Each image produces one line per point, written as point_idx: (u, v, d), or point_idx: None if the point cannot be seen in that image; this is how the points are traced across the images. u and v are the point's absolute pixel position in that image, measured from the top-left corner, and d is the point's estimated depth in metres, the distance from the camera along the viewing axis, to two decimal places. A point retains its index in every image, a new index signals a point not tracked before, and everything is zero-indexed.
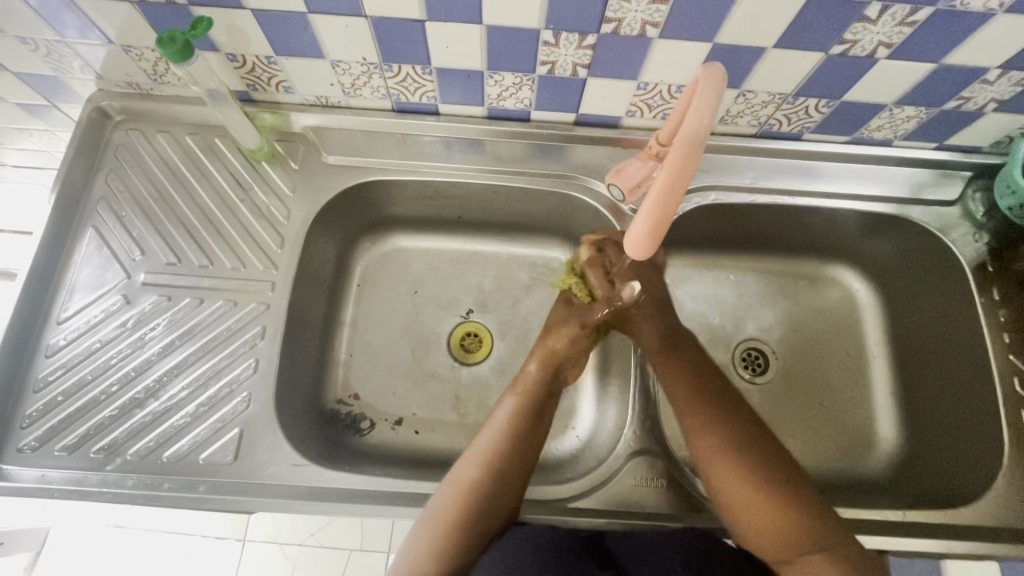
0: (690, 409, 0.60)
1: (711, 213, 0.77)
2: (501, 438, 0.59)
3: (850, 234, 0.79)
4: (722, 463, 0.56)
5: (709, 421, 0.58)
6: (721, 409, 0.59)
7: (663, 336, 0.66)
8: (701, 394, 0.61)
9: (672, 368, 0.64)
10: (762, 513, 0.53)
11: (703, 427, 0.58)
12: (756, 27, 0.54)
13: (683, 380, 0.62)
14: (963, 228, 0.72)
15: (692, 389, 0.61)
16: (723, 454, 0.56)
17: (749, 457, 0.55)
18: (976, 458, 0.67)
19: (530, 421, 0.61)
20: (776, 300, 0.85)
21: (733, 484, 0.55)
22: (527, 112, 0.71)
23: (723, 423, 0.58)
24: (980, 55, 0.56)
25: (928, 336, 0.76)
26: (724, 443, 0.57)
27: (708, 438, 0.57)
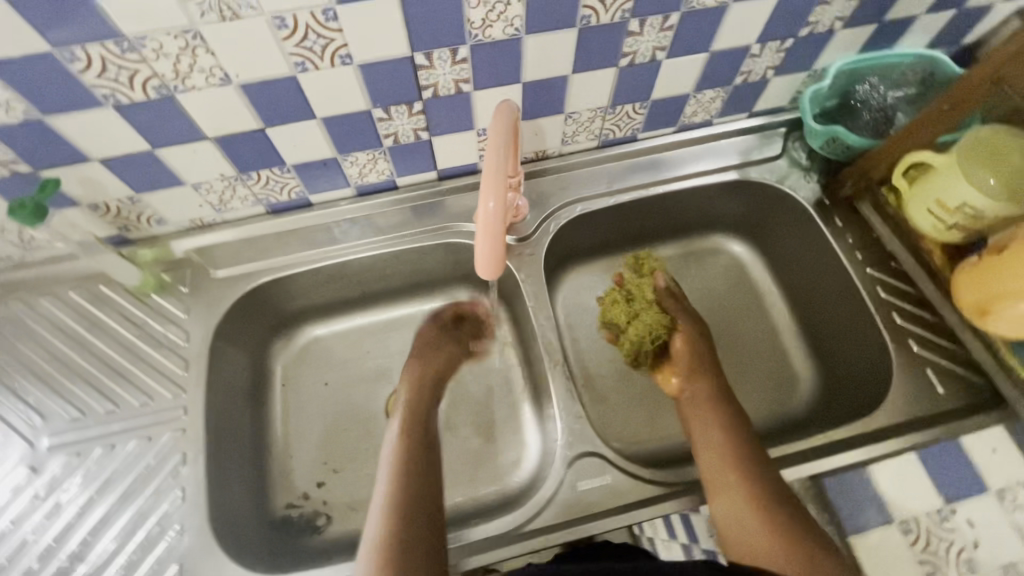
0: (712, 443, 0.61)
1: (586, 222, 0.84)
2: (402, 449, 0.59)
3: (712, 206, 0.88)
4: (741, 499, 0.56)
5: (729, 460, 0.58)
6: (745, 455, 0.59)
7: (697, 385, 0.68)
8: (733, 436, 0.61)
9: (702, 410, 0.65)
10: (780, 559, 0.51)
11: (726, 464, 0.58)
12: (550, 62, 0.63)
13: (715, 420, 0.63)
14: (796, 174, 0.82)
15: (720, 430, 0.61)
16: (744, 493, 0.56)
17: (771, 499, 0.55)
18: (873, 366, 0.73)
19: (408, 443, 0.60)
20: (675, 282, 0.92)
21: (752, 521, 0.54)
22: (392, 180, 0.77)
23: (740, 448, 0.59)
24: (737, 36, 0.66)
25: (805, 272, 0.84)
26: (748, 483, 0.57)
27: (723, 470, 0.58)
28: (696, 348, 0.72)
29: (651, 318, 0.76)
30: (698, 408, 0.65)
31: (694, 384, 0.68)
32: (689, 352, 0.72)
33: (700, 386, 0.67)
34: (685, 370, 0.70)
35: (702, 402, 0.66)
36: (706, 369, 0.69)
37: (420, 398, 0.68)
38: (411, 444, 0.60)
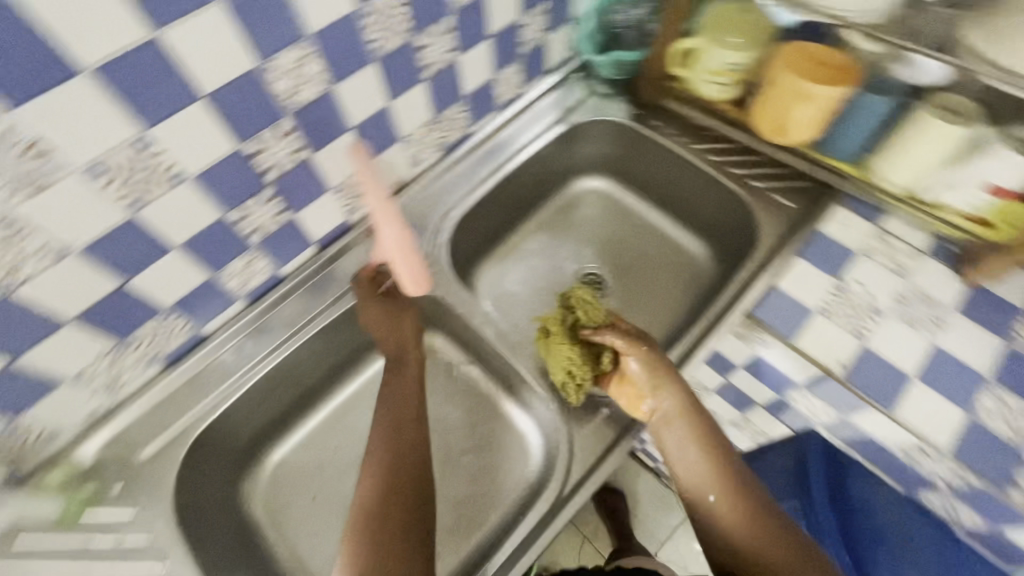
0: (689, 460, 0.64)
1: (467, 222, 0.89)
2: (371, 481, 0.61)
3: (558, 159, 0.98)
4: (736, 528, 0.60)
5: (708, 474, 0.62)
6: (717, 465, 0.63)
7: (674, 408, 0.65)
8: (718, 462, 0.63)
9: (682, 437, 0.64)
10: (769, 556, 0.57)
11: (717, 495, 0.62)
12: (367, 100, 0.67)
13: (686, 434, 0.65)
14: (604, 104, 0.95)
15: (706, 459, 0.63)
16: (739, 519, 0.60)
17: (760, 520, 0.60)
18: (736, 214, 0.88)
19: (376, 467, 0.62)
20: (564, 235, 1.02)
21: (749, 548, 0.58)
22: (277, 272, 0.75)
23: (714, 459, 0.63)
24: (505, 15, 0.75)
25: (653, 174, 0.98)
26: (742, 510, 0.60)
27: (703, 483, 0.62)
28: (653, 368, 0.67)
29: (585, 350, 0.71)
30: (680, 437, 0.65)
31: (667, 406, 0.65)
32: (651, 374, 0.67)
33: (676, 411, 0.65)
34: (651, 393, 0.67)
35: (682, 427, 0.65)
36: (676, 388, 0.66)
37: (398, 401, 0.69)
38: (377, 464, 0.62)
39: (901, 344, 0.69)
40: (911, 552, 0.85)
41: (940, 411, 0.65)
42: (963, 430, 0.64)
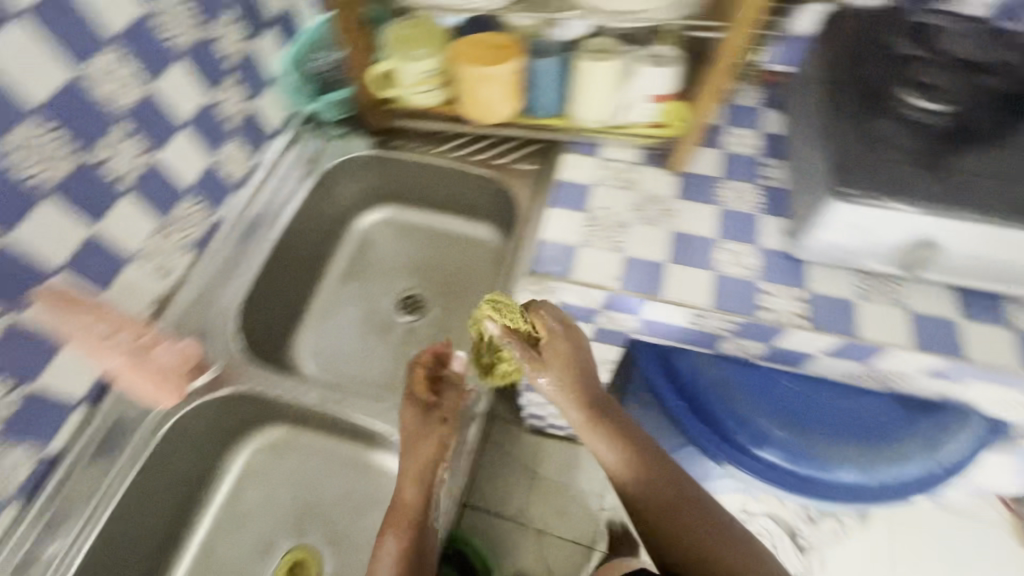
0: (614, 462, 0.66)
1: (256, 303, 0.87)
2: None
3: (325, 210, 1.02)
4: (663, 518, 0.63)
5: (631, 474, 0.65)
6: (638, 464, 0.65)
7: (576, 409, 0.67)
8: (634, 452, 0.66)
9: (596, 438, 0.66)
10: (690, 541, 0.61)
11: (638, 486, 0.64)
12: (62, 235, 0.62)
13: (604, 440, 0.66)
14: (343, 143, 0.99)
15: (622, 452, 0.65)
16: (660, 503, 0.63)
17: (677, 502, 0.63)
18: (492, 195, 1.00)
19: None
20: (365, 273, 1.06)
21: (672, 538, 0.62)
22: (47, 451, 0.67)
23: (634, 459, 0.65)
24: (189, 101, 0.75)
25: (416, 188, 1.06)
26: (661, 493, 0.64)
27: (626, 482, 0.65)
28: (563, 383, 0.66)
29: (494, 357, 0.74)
30: (595, 434, 0.66)
31: (576, 407, 0.67)
32: (558, 374, 0.67)
33: (583, 413, 0.67)
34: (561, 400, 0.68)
35: (593, 424, 0.66)
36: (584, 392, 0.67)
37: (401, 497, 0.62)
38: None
39: (650, 242, 0.82)
40: (725, 383, 0.90)
41: (695, 279, 0.78)
42: (715, 284, 0.78)
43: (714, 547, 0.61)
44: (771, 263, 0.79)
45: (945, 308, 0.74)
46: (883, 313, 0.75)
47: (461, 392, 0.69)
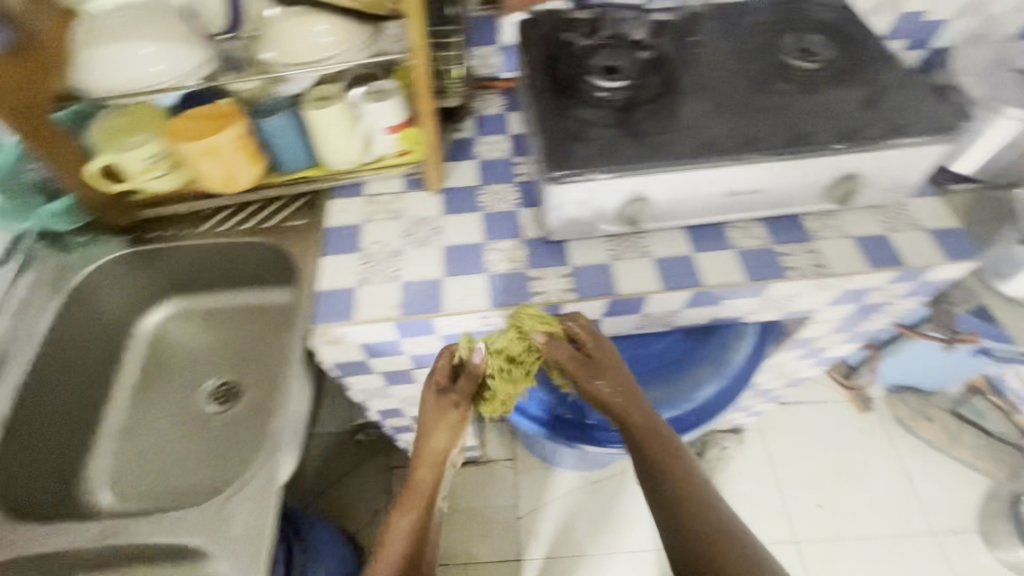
0: (646, 439, 0.72)
1: (14, 452, 0.79)
2: (408, 532, 0.71)
3: (92, 326, 0.93)
4: (669, 487, 0.69)
5: (659, 449, 0.71)
6: (665, 446, 0.72)
7: (624, 412, 0.73)
8: (654, 431, 0.73)
9: (635, 423, 0.73)
10: (688, 521, 0.66)
11: (657, 476, 0.70)
12: None
13: (643, 423, 0.73)
14: (89, 251, 0.91)
15: (650, 442, 0.72)
16: (688, 491, 0.69)
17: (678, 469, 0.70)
18: (274, 253, 0.94)
19: (403, 516, 0.72)
20: (161, 374, 1.00)
21: (686, 511, 0.67)
22: None
23: (666, 445, 0.72)
24: None
25: (194, 269, 0.98)
26: (681, 487, 0.69)
27: (642, 458, 0.71)
28: (617, 361, 0.76)
29: (492, 359, 0.76)
30: (613, 395, 0.73)
31: (605, 396, 0.73)
32: (607, 361, 0.75)
33: (616, 394, 0.73)
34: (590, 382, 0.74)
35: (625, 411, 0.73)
36: (642, 407, 0.74)
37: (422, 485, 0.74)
38: (405, 522, 0.72)
39: (424, 264, 0.85)
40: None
41: (471, 286, 0.83)
42: (489, 286, 0.83)
43: (702, 522, 0.66)
44: (534, 251, 0.85)
45: (679, 248, 0.85)
46: (633, 267, 0.84)
47: (477, 380, 0.77)
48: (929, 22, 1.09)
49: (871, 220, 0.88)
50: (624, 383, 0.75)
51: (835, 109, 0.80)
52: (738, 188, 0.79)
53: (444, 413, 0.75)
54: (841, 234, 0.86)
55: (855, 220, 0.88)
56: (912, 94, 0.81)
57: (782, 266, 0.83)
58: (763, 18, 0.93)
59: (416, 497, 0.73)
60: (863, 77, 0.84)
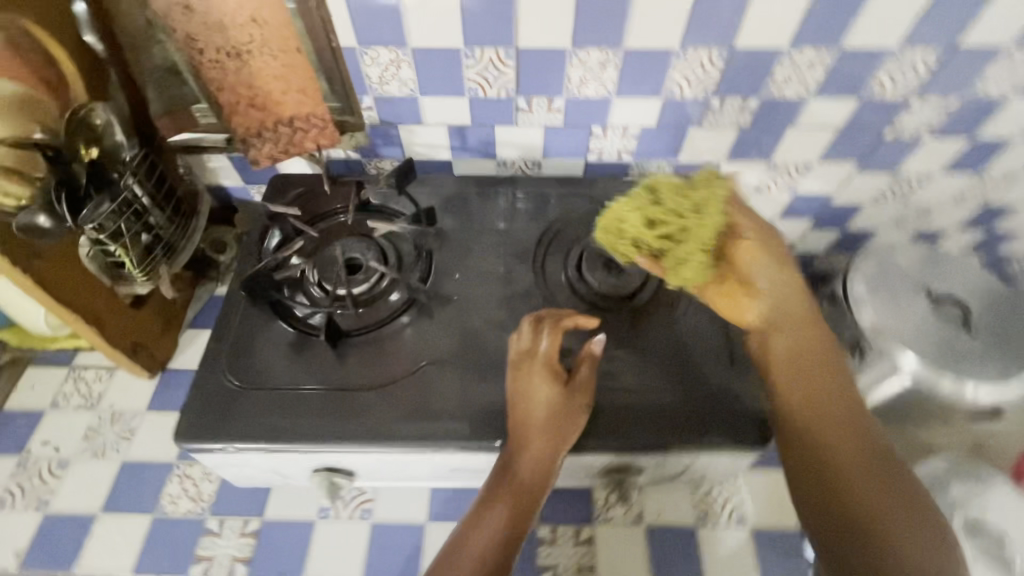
0: (822, 363, 0.50)
1: None
2: (487, 517, 0.49)
3: None
4: (853, 450, 0.46)
5: (844, 393, 0.49)
6: (844, 393, 0.49)
7: (794, 361, 0.51)
8: (829, 402, 0.48)
9: (811, 346, 0.51)
10: (899, 517, 0.42)
11: (809, 395, 0.49)
12: None
13: (818, 353, 0.50)
14: None
15: (803, 382, 0.50)
16: (829, 412, 0.48)
17: (852, 438, 0.46)
18: None
19: (535, 468, 0.51)
20: None
21: (878, 500, 0.43)
22: None
23: (835, 383, 0.50)
24: None
25: None
26: (829, 407, 0.48)
27: (834, 408, 0.48)
28: (766, 231, 0.55)
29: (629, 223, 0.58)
30: (785, 360, 0.51)
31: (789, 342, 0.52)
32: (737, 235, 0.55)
33: (782, 321, 0.53)
34: (749, 265, 0.54)
35: (801, 380, 0.50)
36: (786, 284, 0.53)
37: (536, 468, 0.51)
38: (514, 500, 0.50)
39: (88, 487, 0.66)
40: None
41: (128, 531, 0.63)
42: (148, 535, 0.63)
43: (836, 489, 0.45)
44: (225, 489, 0.66)
45: (412, 512, 0.65)
46: (341, 533, 0.64)
47: (591, 361, 0.57)
48: (837, 206, 0.85)
49: (682, 504, 0.65)
50: (784, 286, 0.54)
51: (616, 372, 0.60)
52: (462, 466, 0.59)
53: (553, 382, 0.55)
54: (631, 521, 0.64)
55: (661, 500, 0.65)
56: (729, 359, 0.61)
57: (537, 566, 0.61)
58: (585, 207, 0.73)
59: (521, 488, 0.51)
60: (678, 317, 0.64)
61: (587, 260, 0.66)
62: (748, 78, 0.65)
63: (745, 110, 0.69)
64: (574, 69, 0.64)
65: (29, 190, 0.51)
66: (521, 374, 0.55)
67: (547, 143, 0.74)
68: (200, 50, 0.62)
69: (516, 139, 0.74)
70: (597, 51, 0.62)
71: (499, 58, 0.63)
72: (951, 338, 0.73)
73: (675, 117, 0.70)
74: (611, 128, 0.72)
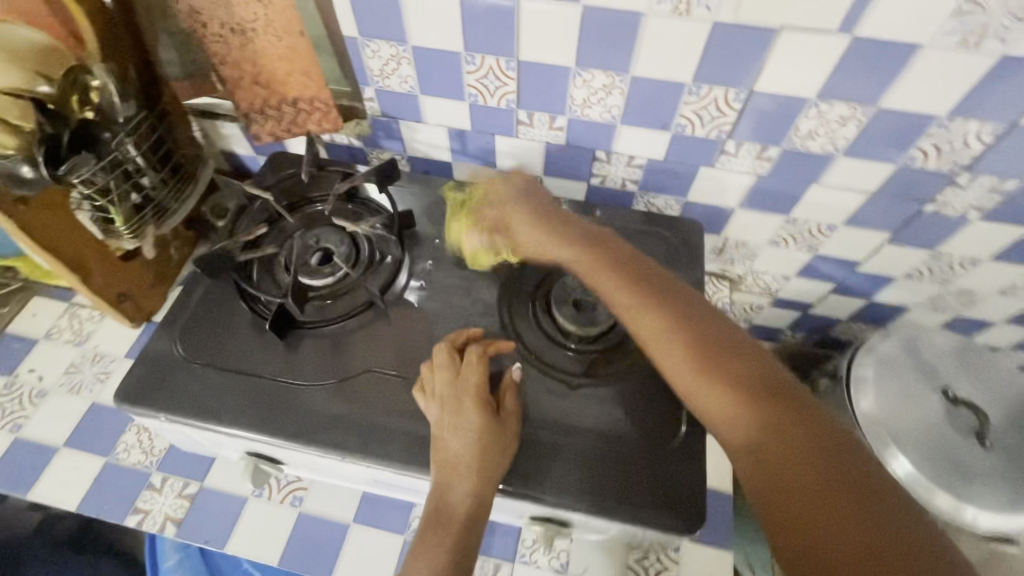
0: (674, 330, 0.51)
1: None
2: (426, 552, 0.50)
3: None
4: (733, 410, 0.46)
5: (698, 355, 0.49)
6: (704, 350, 0.49)
7: (681, 367, 0.50)
8: (732, 392, 0.47)
9: (659, 308, 0.52)
10: (815, 468, 0.42)
11: (683, 376, 0.49)
12: None
13: (667, 319, 0.51)
14: None
15: (668, 364, 0.50)
16: (704, 385, 0.48)
17: (776, 422, 0.45)
18: None
19: (468, 501, 0.50)
20: None
21: (788, 454, 0.43)
22: None
23: (692, 342, 0.50)
24: None
25: None
26: (692, 372, 0.49)
27: (703, 374, 0.48)
28: (536, 205, 0.62)
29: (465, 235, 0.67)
30: (678, 364, 0.50)
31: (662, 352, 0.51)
32: (567, 254, 0.59)
33: (641, 306, 0.53)
34: (588, 263, 0.57)
35: (697, 385, 0.49)
36: (630, 276, 0.55)
37: (467, 504, 0.50)
38: (451, 534, 0.50)
39: (58, 419, 0.71)
40: None
41: (82, 469, 0.67)
42: (98, 478, 0.67)
43: (753, 467, 0.44)
44: (175, 449, 0.68)
45: (341, 510, 0.65)
46: (269, 515, 0.65)
47: (514, 387, 0.56)
48: (863, 275, 0.76)
49: (612, 565, 0.62)
50: (621, 251, 0.58)
51: (560, 414, 0.56)
52: (385, 479, 0.59)
53: (478, 412, 0.53)
54: (555, 569, 0.62)
55: (591, 555, 0.62)
56: (682, 429, 0.55)
57: None
58: None
59: (456, 524, 0.50)
60: (643, 371, 0.59)
61: (557, 292, 0.63)
62: (767, 123, 0.59)
63: (763, 158, 0.63)
64: (578, 89, 0.60)
65: (19, 140, 0.54)
66: (450, 411, 0.53)
67: (547, 160, 0.70)
68: (204, 24, 0.63)
69: (516, 151, 0.71)
70: (602, 74, 0.58)
71: (500, 67, 0.60)
72: (953, 444, 0.65)
73: (686, 153, 0.65)
74: (616, 154, 0.67)
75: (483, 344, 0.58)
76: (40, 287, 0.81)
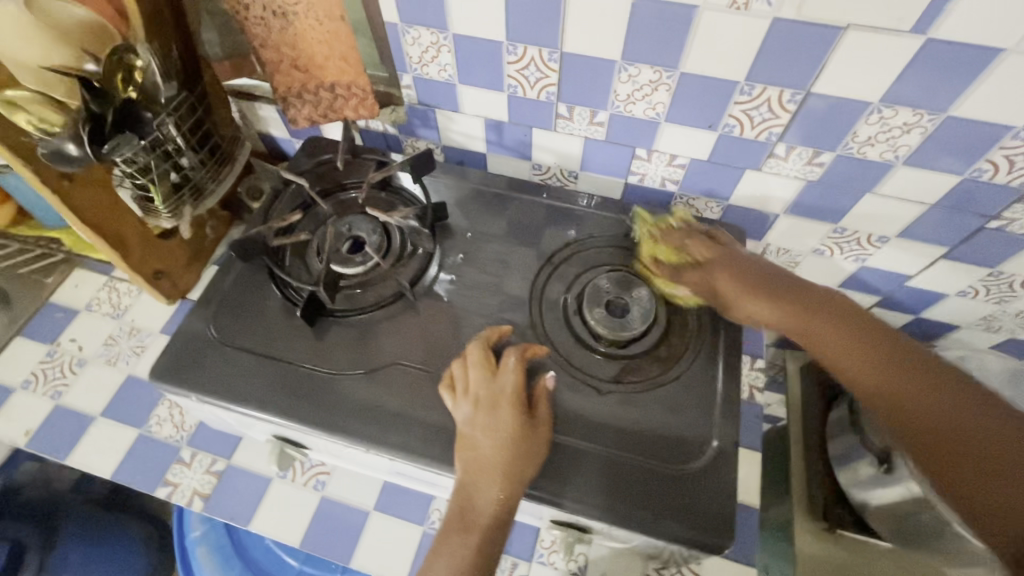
0: (885, 377, 0.50)
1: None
2: (450, 546, 0.50)
3: None
4: (995, 476, 0.43)
5: (930, 407, 0.47)
6: (938, 401, 0.47)
7: (867, 374, 0.51)
8: (934, 397, 0.48)
9: (905, 364, 0.50)
10: None
11: (902, 425, 0.49)
12: None
13: (886, 369, 0.51)
14: None
15: (891, 415, 0.49)
16: (954, 443, 0.45)
17: (980, 436, 0.44)
18: None
19: (493, 503, 0.50)
20: None
21: None
22: None
23: (912, 393, 0.49)
24: None
25: None
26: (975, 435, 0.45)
27: (921, 422, 0.48)
28: (727, 255, 0.60)
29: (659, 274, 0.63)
30: (900, 414, 0.49)
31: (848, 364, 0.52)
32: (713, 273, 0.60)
33: (853, 355, 0.52)
34: (764, 302, 0.57)
35: (890, 397, 0.50)
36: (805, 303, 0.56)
37: (492, 505, 0.50)
38: (474, 532, 0.50)
39: (96, 389, 0.73)
40: (199, 552, 0.78)
41: (117, 438, 0.69)
42: (132, 448, 0.69)
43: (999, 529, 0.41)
44: (205, 425, 0.70)
45: (361, 497, 0.66)
46: (291, 497, 0.66)
47: (541, 392, 0.55)
48: (912, 289, 0.72)
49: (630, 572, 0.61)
50: (821, 294, 0.56)
51: (587, 420, 0.55)
52: (407, 471, 0.59)
53: (507, 414, 0.53)
54: (571, 572, 0.61)
55: (609, 561, 0.61)
56: (712, 443, 0.54)
57: None
58: (617, 234, 0.67)
59: (480, 524, 0.50)
60: (675, 380, 0.58)
61: (588, 293, 0.61)
62: (823, 127, 0.55)
63: (814, 163, 0.59)
64: (622, 84, 0.58)
65: (63, 118, 0.56)
66: (483, 411, 0.53)
67: (585, 156, 0.69)
68: (246, 6, 0.62)
69: (553, 145, 0.69)
70: (649, 69, 0.55)
71: (542, 59, 0.58)
72: None
73: (732, 155, 0.62)
74: (657, 153, 0.65)
75: (519, 348, 0.58)
76: (82, 259, 0.83)
